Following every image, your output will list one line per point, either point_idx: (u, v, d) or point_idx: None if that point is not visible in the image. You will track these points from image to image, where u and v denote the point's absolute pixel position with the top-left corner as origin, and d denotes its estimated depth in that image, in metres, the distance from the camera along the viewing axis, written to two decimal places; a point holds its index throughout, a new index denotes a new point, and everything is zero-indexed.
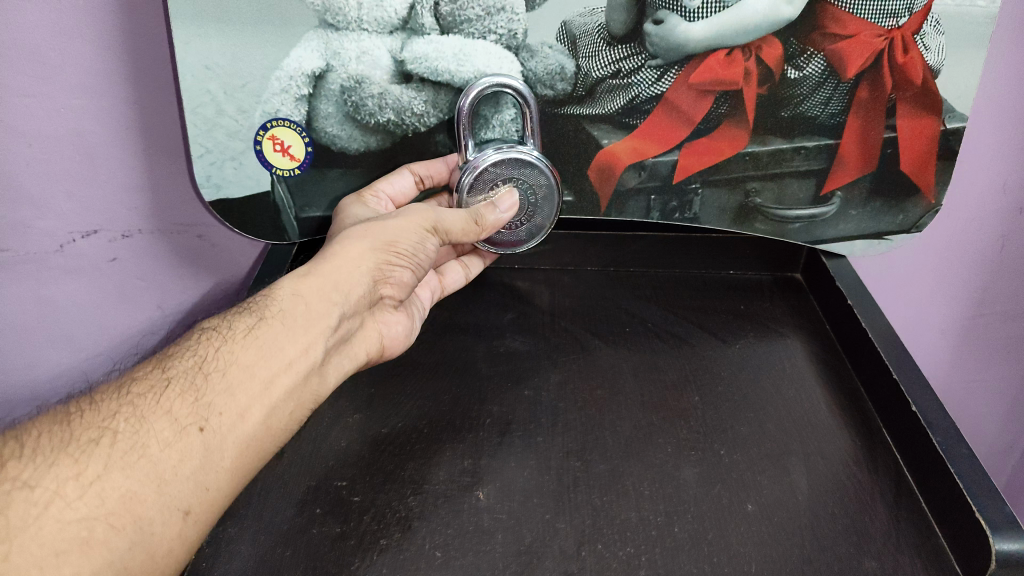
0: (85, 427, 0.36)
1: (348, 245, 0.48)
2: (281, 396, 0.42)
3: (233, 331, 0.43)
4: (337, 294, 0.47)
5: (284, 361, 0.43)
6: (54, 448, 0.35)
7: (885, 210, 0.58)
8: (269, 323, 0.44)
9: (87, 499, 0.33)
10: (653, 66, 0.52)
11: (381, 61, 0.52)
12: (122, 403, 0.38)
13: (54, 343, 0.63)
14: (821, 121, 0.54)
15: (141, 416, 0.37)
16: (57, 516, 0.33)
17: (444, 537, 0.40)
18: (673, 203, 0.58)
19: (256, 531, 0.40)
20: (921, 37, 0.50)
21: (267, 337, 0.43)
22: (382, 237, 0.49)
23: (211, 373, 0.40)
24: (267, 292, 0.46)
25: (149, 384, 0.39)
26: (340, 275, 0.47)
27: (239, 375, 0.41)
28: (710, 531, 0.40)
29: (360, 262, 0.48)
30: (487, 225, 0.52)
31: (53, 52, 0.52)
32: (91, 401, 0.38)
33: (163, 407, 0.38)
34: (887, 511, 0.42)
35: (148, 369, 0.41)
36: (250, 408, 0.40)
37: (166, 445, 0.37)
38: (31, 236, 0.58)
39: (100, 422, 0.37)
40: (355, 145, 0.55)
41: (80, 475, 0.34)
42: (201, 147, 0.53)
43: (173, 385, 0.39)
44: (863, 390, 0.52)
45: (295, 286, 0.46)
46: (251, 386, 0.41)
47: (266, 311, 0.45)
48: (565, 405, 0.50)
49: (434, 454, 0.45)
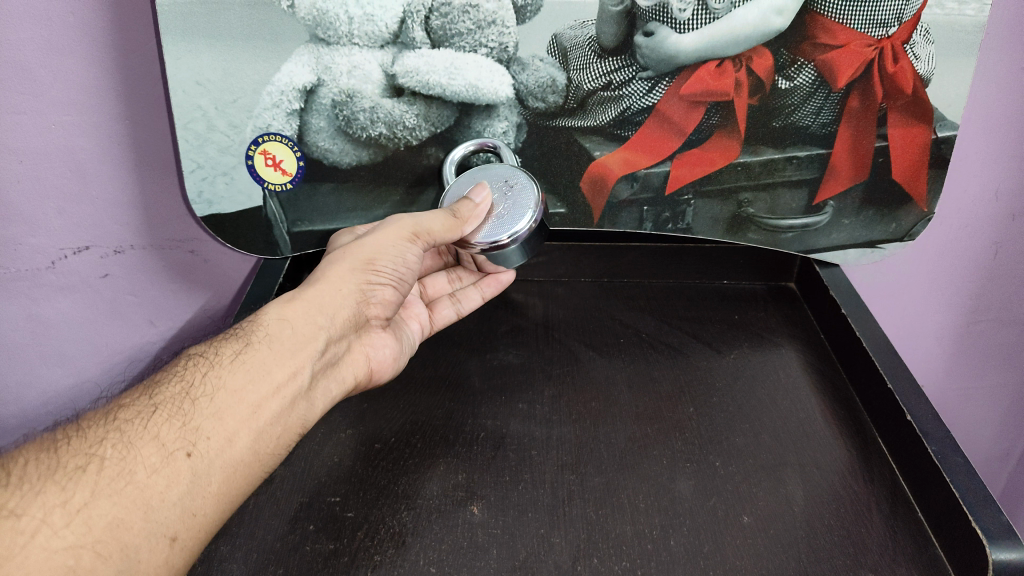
0: (72, 454, 0.36)
1: (332, 267, 0.49)
2: (268, 420, 0.42)
3: (221, 357, 0.43)
4: (322, 316, 0.47)
5: (272, 384, 0.43)
6: (41, 476, 0.34)
7: (877, 218, 0.58)
8: (256, 348, 0.44)
9: (75, 526, 0.33)
10: (644, 78, 0.52)
11: (372, 75, 0.52)
12: (109, 430, 0.38)
13: (47, 361, 0.63)
14: (812, 131, 0.54)
15: (128, 442, 0.37)
16: (44, 544, 0.32)
17: (437, 554, 0.40)
18: (666, 214, 0.58)
19: (248, 549, 0.40)
20: (911, 46, 0.50)
21: (255, 359, 0.43)
22: (364, 255, 0.49)
23: (199, 397, 0.40)
24: (253, 318, 0.47)
25: (136, 410, 0.39)
26: (325, 298, 0.48)
27: (227, 399, 0.41)
28: (705, 544, 0.40)
29: (341, 283, 0.48)
30: (465, 215, 0.51)
31: (44, 69, 0.52)
32: (78, 428, 0.38)
33: (151, 432, 0.38)
34: (884, 521, 0.42)
35: (135, 395, 0.41)
36: (237, 433, 0.40)
37: (153, 472, 0.36)
38: (22, 252, 0.58)
39: (87, 449, 0.36)
40: (347, 159, 0.54)
41: (68, 503, 0.34)
42: (192, 163, 0.53)
43: (160, 410, 0.39)
44: (858, 400, 0.52)
45: (281, 311, 0.46)
46: (240, 410, 0.41)
47: (252, 335, 0.45)
48: (559, 417, 0.49)
49: (427, 469, 0.45)
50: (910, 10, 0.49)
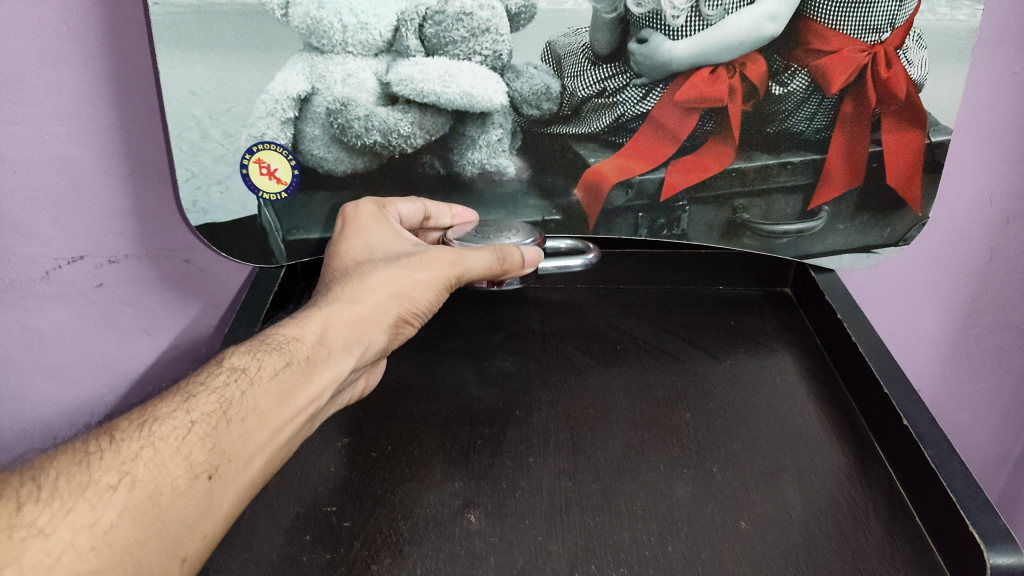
0: (103, 470, 0.33)
1: (377, 291, 0.47)
2: (281, 444, 0.40)
3: (261, 373, 0.41)
4: (358, 345, 0.46)
5: (294, 410, 0.41)
6: (71, 493, 0.32)
7: (872, 224, 0.58)
8: (295, 369, 0.42)
9: (98, 550, 0.31)
10: (637, 85, 0.52)
11: (367, 84, 0.52)
12: (144, 444, 0.35)
13: (42, 374, 0.63)
14: (806, 136, 0.54)
15: (159, 460, 0.35)
16: (68, 567, 0.30)
17: (434, 563, 0.39)
18: (661, 220, 0.58)
19: (244, 560, 0.40)
20: (904, 52, 0.51)
21: (288, 385, 0.41)
22: (406, 286, 0.48)
23: (233, 418, 0.38)
24: (294, 327, 0.45)
25: (172, 426, 0.37)
26: (367, 328, 0.46)
27: (256, 423, 0.39)
28: (704, 551, 0.40)
29: (383, 314, 0.47)
30: (512, 265, 0.51)
31: (38, 79, 0.52)
32: (113, 438, 0.35)
33: (181, 450, 0.36)
34: (882, 526, 0.42)
35: (171, 406, 0.38)
36: (255, 456, 0.38)
37: (177, 494, 0.34)
38: (17, 263, 0.58)
39: (119, 465, 0.34)
40: (342, 166, 0.55)
41: (96, 524, 0.32)
42: (187, 172, 0.53)
43: (195, 428, 0.37)
44: (856, 407, 0.51)
45: (322, 329, 0.45)
46: (262, 434, 0.39)
47: (294, 354, 0.43)
48: (556, 424, 0.49)
49: (425, 479, 0.45)
50: (902, 15, 0.49)
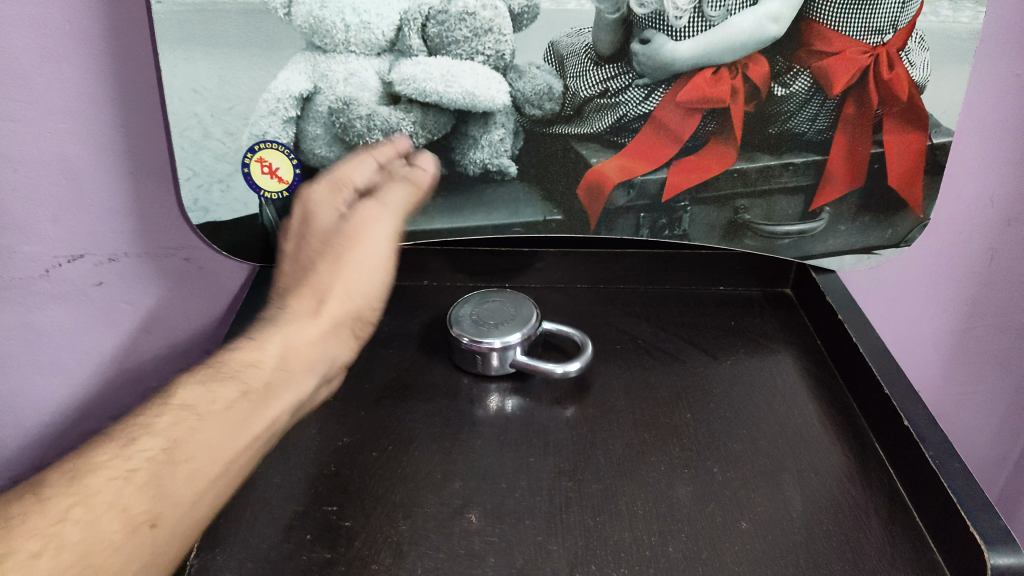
0: (29, 533, 0.33)
1: (336, 300, 0.47)
2: (231, 478, 0.40)
3: (210, 407, 0.40)
4: (315, 367, 0.46)
5: (248, 439, 0.41)
6: None
7: (873, 225, 0.58)
8: (249, 399, 0.42)
9: None
10: (640, 85, 0.52)
11: (369, 83, 0.52)
12: (77, 500, 0.35)
13: (40, 373, 0.62)
14: (808, 137, 0.54)
15: (94, 517, 0.34)
16: None
17: (434, 562, 0.39)
18: (663, 221, 0.58)
19: (244, 558, 0.40)
20: (906, 54, 0.51)
21: (239, 417, 0.41)
22: (355, 289, 0.48)
23: (178, 461, 0.38)
24: (253, 346, 0.45)
25: (109, 477, 0.36)
26: (326, 345, 0.46)
27: (203, 463, 0.38)
28: (704, 551, 0.40)
29: (338, 328, 0.47)
30: (397, 178, 0.54)
31: (40, 77, 0.52)
32: (39, 493, 0.35)
33: (119, 502, 0.35)
34: (881, 526, 0.42)
35: (108, 453, 0.37)
36: (204, 494, 0.38)
37: (114, 550, 0.34)
38: (17, 261, 0.58)
39: (51, 522, 0.34)
40: (343, 167, 0.54)
41: None
42: (188, 171, 0.53)
43: (135, 477, 0.36)
44: (856, 408, 0.52)
45: (283, 349, 0.45)
46: (212, 471, 0.39)
47: (249, 381, 0.43)
48: (557, 424, 0.49)
49: (425, 478, 0.45)
50: (905, 18, 0.50)
